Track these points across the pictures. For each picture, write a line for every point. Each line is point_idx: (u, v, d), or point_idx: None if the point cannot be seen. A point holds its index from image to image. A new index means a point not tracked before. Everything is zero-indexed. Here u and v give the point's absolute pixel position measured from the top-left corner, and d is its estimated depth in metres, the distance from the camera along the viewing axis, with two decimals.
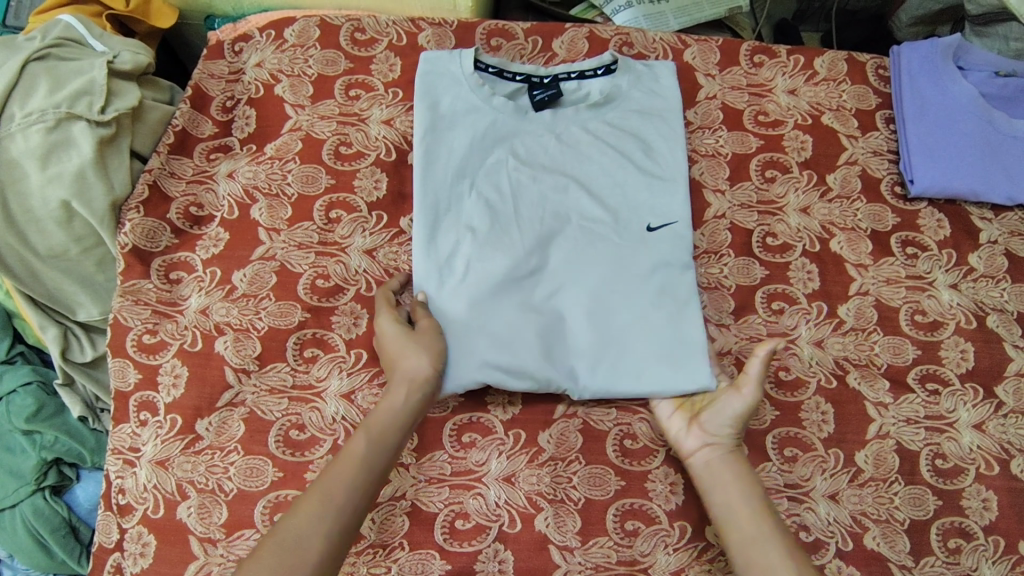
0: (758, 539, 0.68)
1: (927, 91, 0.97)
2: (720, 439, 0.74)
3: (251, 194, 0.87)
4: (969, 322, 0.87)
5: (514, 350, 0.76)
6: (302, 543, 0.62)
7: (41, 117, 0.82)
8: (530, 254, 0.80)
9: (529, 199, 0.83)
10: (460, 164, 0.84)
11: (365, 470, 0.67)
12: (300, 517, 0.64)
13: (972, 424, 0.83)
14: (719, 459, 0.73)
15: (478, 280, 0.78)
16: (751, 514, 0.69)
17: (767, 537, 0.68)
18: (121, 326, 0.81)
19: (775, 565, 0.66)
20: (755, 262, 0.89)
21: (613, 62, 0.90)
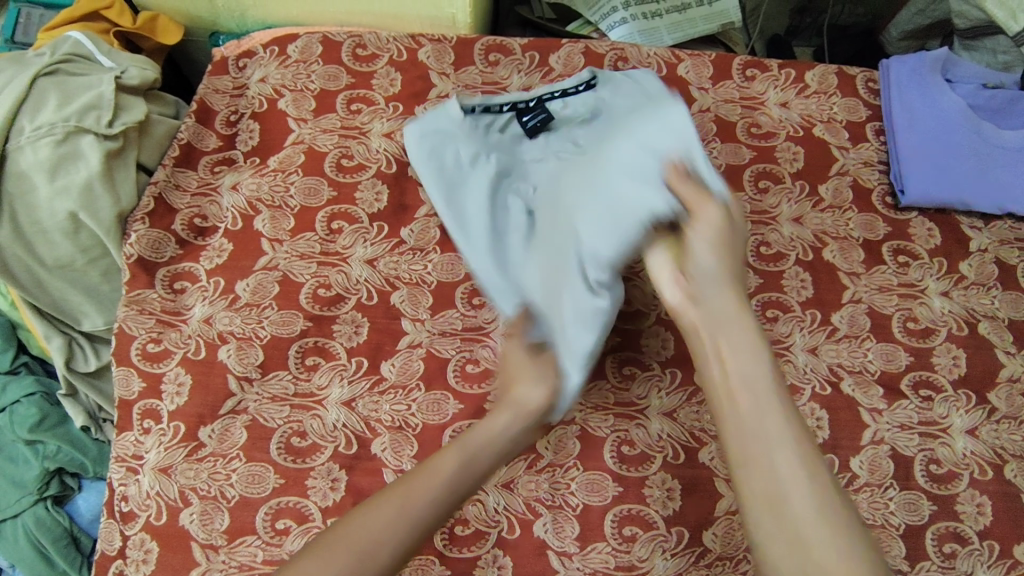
0: (764, 414, 0.58)
1: (917, 104, 1.00)
2: (703, 283, 0.64)
3: (254, 206, 0.88)
4: (961, 329, 0.89)
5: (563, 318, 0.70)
6: (372, 543, 0.58)
7: (50, 130, 0.84)
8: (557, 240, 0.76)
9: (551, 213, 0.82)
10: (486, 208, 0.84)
11: (452, 492, 0.63)
12: (374, 521, 0.59)
13: (965, 429, 0.84)
14: (706, 311, 0.63)
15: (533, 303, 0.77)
16: (750, 386, 0.59)
17: (772, 408, 0.58)
18: (125, 335, 0.83)
19: (782, 461, 0.56)
20: (749, 271, 0.91)
21: (592, 79, 0.93)
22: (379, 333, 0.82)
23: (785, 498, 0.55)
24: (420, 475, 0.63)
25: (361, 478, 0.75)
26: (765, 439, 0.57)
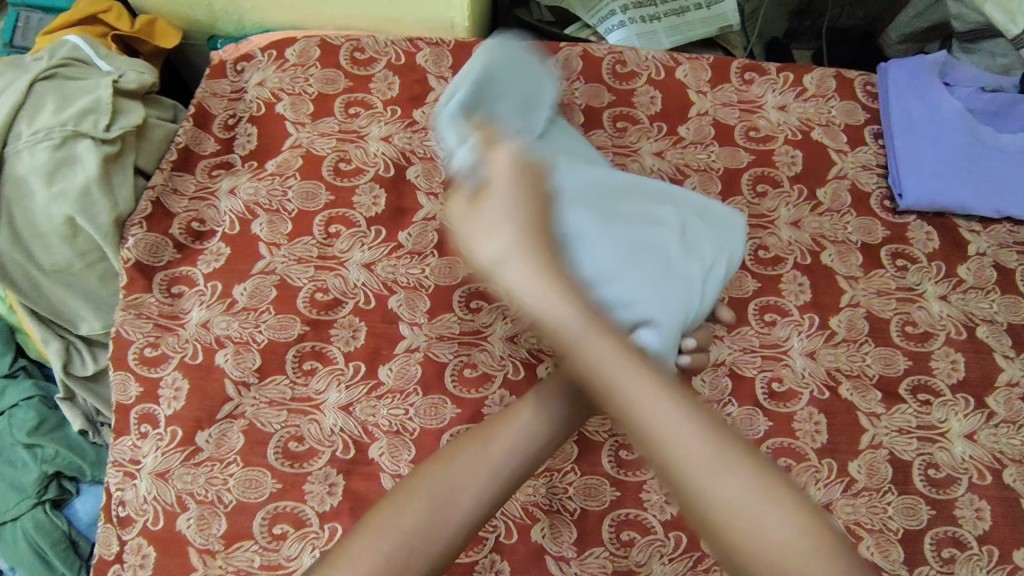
0: (621, 383, 0.49)
1: (915, 107, 1.00)
2: (510, 268, 0.55)
3: (252, 210, 0.88)
4: (959, 333, 0.89)
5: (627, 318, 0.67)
6: (458, 494, 0.57)
7: (48, 135, 0.84)
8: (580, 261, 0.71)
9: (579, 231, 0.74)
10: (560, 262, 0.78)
11: (534, 435, 0.62)
12: (462, 464, 0.58)
13: (964, 434, 0.84)
14: (523, 290, 0.54)
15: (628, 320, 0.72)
16: (597, 357, 0.51)
17: (628, 372, 0.50)
18: (122, 340, 0.83)
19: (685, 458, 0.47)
20: (747, 275, 0.91)
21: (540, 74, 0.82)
22: (377, 338, 0.82)
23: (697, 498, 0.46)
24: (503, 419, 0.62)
25: (358, 483, 0.75)
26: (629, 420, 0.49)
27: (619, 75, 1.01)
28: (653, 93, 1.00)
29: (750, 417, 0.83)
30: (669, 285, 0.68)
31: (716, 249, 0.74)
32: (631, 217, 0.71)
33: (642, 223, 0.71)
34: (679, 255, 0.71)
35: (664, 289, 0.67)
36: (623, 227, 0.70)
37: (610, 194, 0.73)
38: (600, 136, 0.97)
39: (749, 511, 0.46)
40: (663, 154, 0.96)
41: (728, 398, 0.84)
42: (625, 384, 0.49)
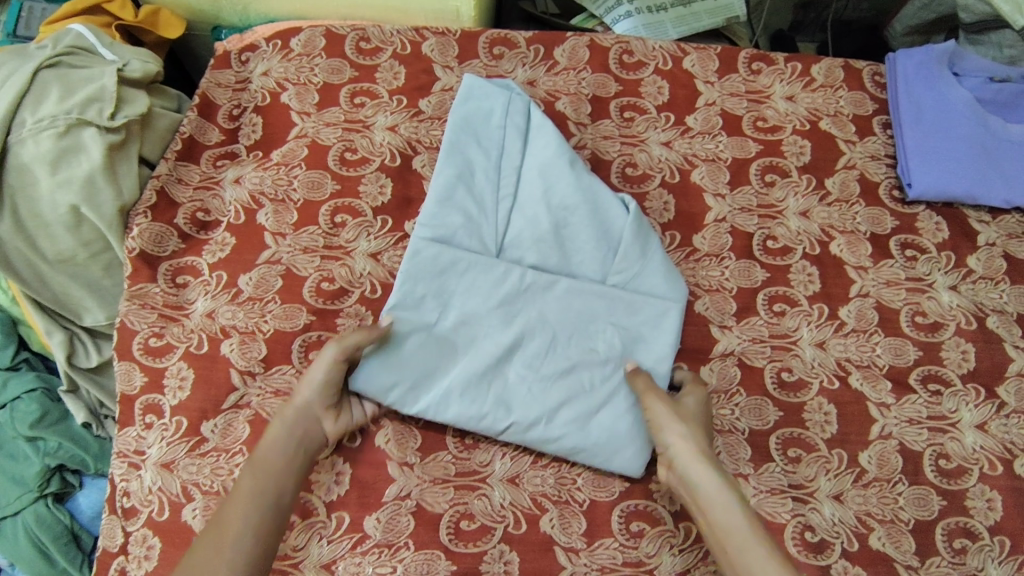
0: (720, 514, 0.67)
1: (924, 97, 0.99)
2: (675, 454, 0.72)
3: (258, 200, 0.88)
4: (969, 323, 0.89)
5: (579, 397, 0.78)
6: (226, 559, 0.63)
7: (52, 123, 0.82)
8: (537, 337, 0.79)
9: (549, 305, 0.80)
10: (568, 307, 0.80)
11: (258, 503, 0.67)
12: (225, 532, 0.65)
13: (974, 424, 0.84)
14: (685, 465, 0.71)
15: (604, 390, 0.78)
16: (725, 514, 0.67)
17: (749, 540, 0.65)
18: (127, 330, 0.82)
19: None
20: (755, 265, 0.90)
21: (528, 115, 0.88)
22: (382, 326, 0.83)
23: None
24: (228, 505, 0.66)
25: (365, 471, 0.77)
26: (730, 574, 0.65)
27: (626, 65, 1.00)
28: (661, 82, 0.99)
29: (759, 407, 0.83)
30: (601, 392, 0.78)
31: (653, 334, 0.81)
32: (569, 323, 0.80)
33: (579, 329, 0.80)
34: (616, 352, 0.80)
35: (593, 395, 0.78)
36: (569, 316, 0.80)
37: (552, 300, 0.80)
38: (608, 126, 0.96)
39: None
40: (671, 144, 0.95)
41: (736, 387, 0.83)
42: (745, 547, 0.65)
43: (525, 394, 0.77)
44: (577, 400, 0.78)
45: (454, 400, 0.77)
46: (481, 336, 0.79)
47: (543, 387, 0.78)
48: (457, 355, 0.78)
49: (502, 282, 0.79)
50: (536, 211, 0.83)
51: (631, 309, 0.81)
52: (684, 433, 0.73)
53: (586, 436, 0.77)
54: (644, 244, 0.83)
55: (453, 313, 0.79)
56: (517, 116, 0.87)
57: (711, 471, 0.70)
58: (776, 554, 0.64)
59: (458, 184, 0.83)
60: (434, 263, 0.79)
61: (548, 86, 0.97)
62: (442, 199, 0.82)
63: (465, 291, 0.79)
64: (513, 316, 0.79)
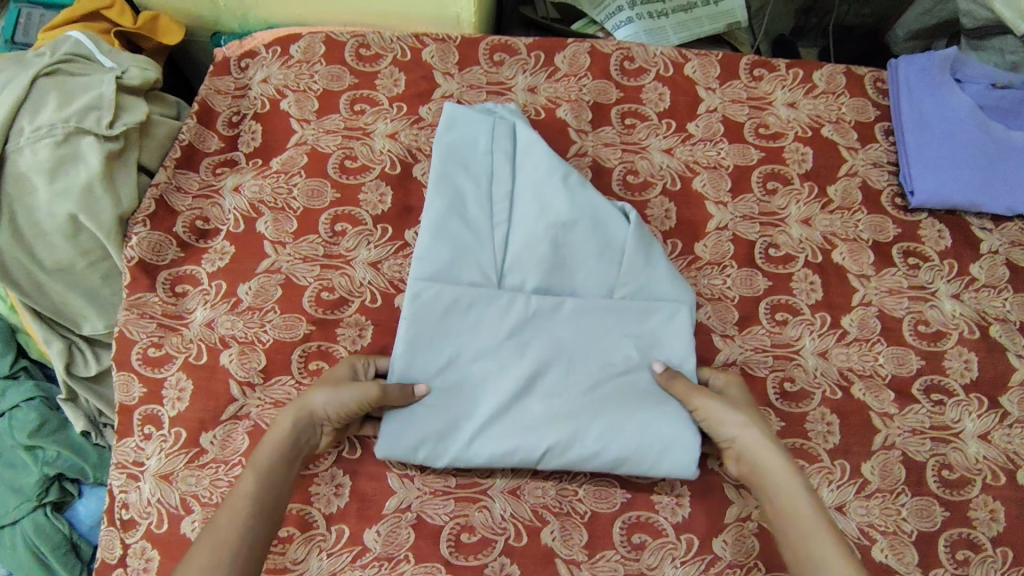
0: (788, 507, 0.68)
1: (926, 103, 0.98)
2: (743, 445, 0.73)
3: (257, 208, 0.87)
4: (972, 332, 0.89)
5: (607, 415, 0.77)
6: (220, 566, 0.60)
7: (50, 131, 0.81)
8: (552, 361, 0.78)
9: (560, 327, 0.80)
10: (578, 328, 0.80)
11: (259, 508, 0.65)
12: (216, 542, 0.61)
13: (977, 434, 0.84)
14: (754, 457, 0.72)
15: (630, 408, 0.77)
16: (790, 506, 0.68)
17: (814, 535, 0.65)
18: (126, 339, 0.81)
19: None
20: (757, 273, 0.90)
21: (511, 135, 0.88)
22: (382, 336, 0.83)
23: None
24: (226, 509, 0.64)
25: (364, 483, 0.76)
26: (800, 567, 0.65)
27: (627, 71, 0.99)
28: (662, 89, 0.98)
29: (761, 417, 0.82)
30: (628, 405, 0.77)
31: (668, 337, 0.81)
32: (581, 344, 0.79)
33: (594, 348, 0.79)
34: (634, 363, 0.79)
35: (623, 411, 0.77)
36: (582, 337, 0.80)
37: (561, 323, 0.80)
38: (609, 134, 0.95)
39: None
40: (672, 152, 0.95)
41: None
42: (811, 542, 0.65)
43: (553, 421, 0.76)
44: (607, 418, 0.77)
45: (482, 437, 0.76)
46: (496, 369, 0.78)
47: (568, 411, 0.77)
48: (474, 392, 0.78)
49: (509, 310, 0.79)
50: (535, 231, 0.82)
51: (642, 316, 0.81)
52: (742, 427, 0.73)
53: (622, 455, 0.76)
54: (647, 249, 0.83)
55: (465, 350, 0.79)
56: (503, 141, 0.87)
57: (776, 462, 0.70)
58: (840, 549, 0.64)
59: (454, 221, 0.83)
60: (435, 303, 0.79)
61: (548, 93, 0.97)
62: (437, 234, 0.81)
63: (473, 326, 0.79)
64: (525, 345, 0.79)
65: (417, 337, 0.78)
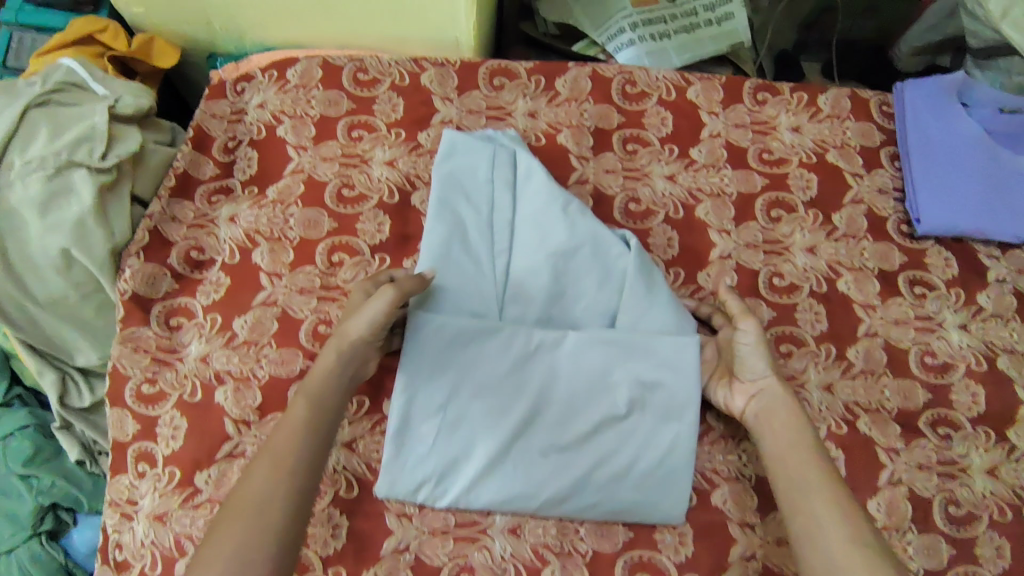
0: (785, 447, 0.71)
1: (933, 129, 0.97)
2: (759, 394, 0.76)
3: (253, 238, 0.85)
4: (979, 364, 0.87)
5: (606, 455, 0.77)
6: (276, 488, 0.64)
7: (41, 164, 0.80)
8: (554, 400, 0.78)
9: (562, 364, 0.78)
10: (581, 365, 0.78)
11: (310, 433, 0.69)
12: (269, 469, 0.65)
13: (984, 469, 0.82)
14: (764, 403, 0.75)
15: (630, 448, 0.77)
16: (784, 446, 0.71)
17: (809, 474, 0.68)
18: (119, 375, 0.80)
19: (822, 511, 0.65)
20: (762, 303, 0.88)
21: (512, 162, 0.86)
22: (380, 371, 0.82)
23: (821, 541, 0.64)
24: (279, 434, 0.68)
25: (362, 523, 0.75)
26: (805, 487, 0.67)
27: (629, 96, 0.98)
28: (664, 114, 0.97)
29: None
30: (628, 445, 0.77)
31: (675, 374, 0.78)
32: (583, 381, 0.78)
33: (595, 386, 0.78)
34: (637, 401, 0.78)
35: (625, 449, 0.77)
36: (585, 374, 0.78)
37: (563, 360, 0.78)
38: (611, 160, 0.94)
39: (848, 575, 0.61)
40: (675, 179, 0.93)
41: (743, 433, 0.82)
42: (803, 476, 0.68)
43: (553, 461, 0.76)
44: (609, 458, 0.77)
45: (482, 477, 0.75)
46: (498, 406, 0.77)
47: (568, 451, 0.77)
48: (474, 428, 0.76)
49: (510, 345, 0.78)
50: (536, 265, 0.81)
51: (646, 353, 0.79)
52: (774, 371, 0.76)
53: (623, 495, 0.76)
54: (649, 279, 0.81)
55: (465, 386, 0.77)
56: (504, 170, 0.86)
57: (792, 404, 0.74)
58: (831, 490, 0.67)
59: (454, 252, 0.81)
60: (436, 338, 0.77)
61: (549, 118, 0.95)
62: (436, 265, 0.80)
63: (474, 362, 0.77)
64: (525, 382, 0.78)
65: (418, 372, 0.76)
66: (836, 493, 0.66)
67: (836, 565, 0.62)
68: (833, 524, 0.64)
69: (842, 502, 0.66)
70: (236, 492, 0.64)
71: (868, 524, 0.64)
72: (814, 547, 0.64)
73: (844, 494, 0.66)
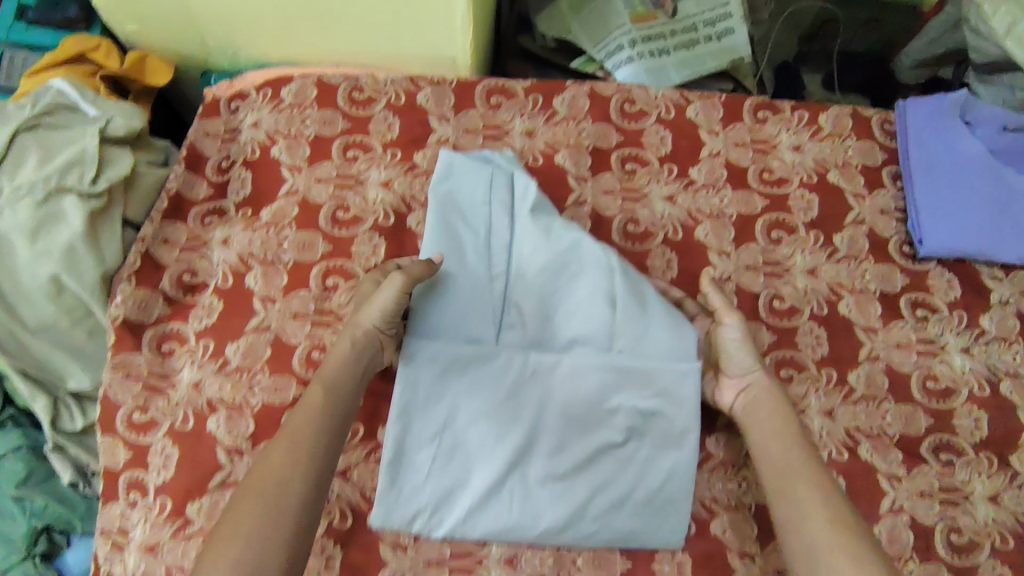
0: (771, 439, 0.72)
1: (935, 148, 0.96)
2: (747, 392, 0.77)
3: (246, 261, 0.84)
4: (982, 389, 0.86)
5: (604, 483, 0.76)
6: (299, 470, 0.64)
7: (30, 191, 0.79)
8: (551, 427, 0.76)
9: (559, 389, 0.77)
10: (579, 391, 0.77)
11: (329, 416, 0.68)
12: (290, 452, 0.64)
13: (987, 496, 0.81)
14: (752, 399, 0.76)
15: (628, 475, 0.76)
16: (769, 437, 0.72)
17: (793, 462, 0.69)
18: (110, 402, 0.79)
19: (805, 496, 0.66)
20: (762, 327, 0.87)
21: (511, 184, 0.85)
22: (375, 398, 0.81)
23: (803, 524, 0.64)
24: (298, 417, 0.67)
25: (356, 553, 0.75)
26: (788, 473, 0.68)
27: (628, 114, 0.96)
28: (663, 132, 0.96)
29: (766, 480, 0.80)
30: (626, 472, 0.76)
31: (673, 401, 0.77)
32: (580, 407, 0.77)
33: (593, 412, 0.77)
34: (635, 428, 0.77)
35: (624, 477, 0.76)
36: (582, 399, 0.77)
37: (559, 386, 0.77)
38: (609, 181, 0.93)
39: (827, 555, 0.61)
40: (674, 199, 0.92)
41: (743, 460, 0.81)
42: (787, 463, 0.69)
43: (551, 490, 0.75)
44: (607, 486, 0.76)
45: (478, 507, 0.74)
46: (494, 434, 0.75)
47: (566, 479, 0.76)
48: (470, 457, 0.75)
49: (506, 372, 0.77)
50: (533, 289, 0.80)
51: (644, 380, 0.77)
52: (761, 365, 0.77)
53: (621, 524, 0.75)
54: (644, 302, 0.80)
55: (461, 414, 0.76)
56: (502, 192, 0.85)
57: (779, 399, 0.75)
58: (815, 479, 0.67)
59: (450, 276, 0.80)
60: (431, 366, 0.76)
61: (547, 137, 0.94)
62: (429, 290, 0.79)
63: (469, 389, 0.76)
64: (521, 409, 0.76)
65: (412, 401, 0.75)
66: (820, 478, 0.67)
67: (818, 544, 0.62)
68: (815, 507, 0.65)
69: (824, 488, 0.66)
70: (253, 475, 0.63)
71: (850, 507, 0.65)
72: (797, 530, 0.64)
73: (827, 481, 0.67)
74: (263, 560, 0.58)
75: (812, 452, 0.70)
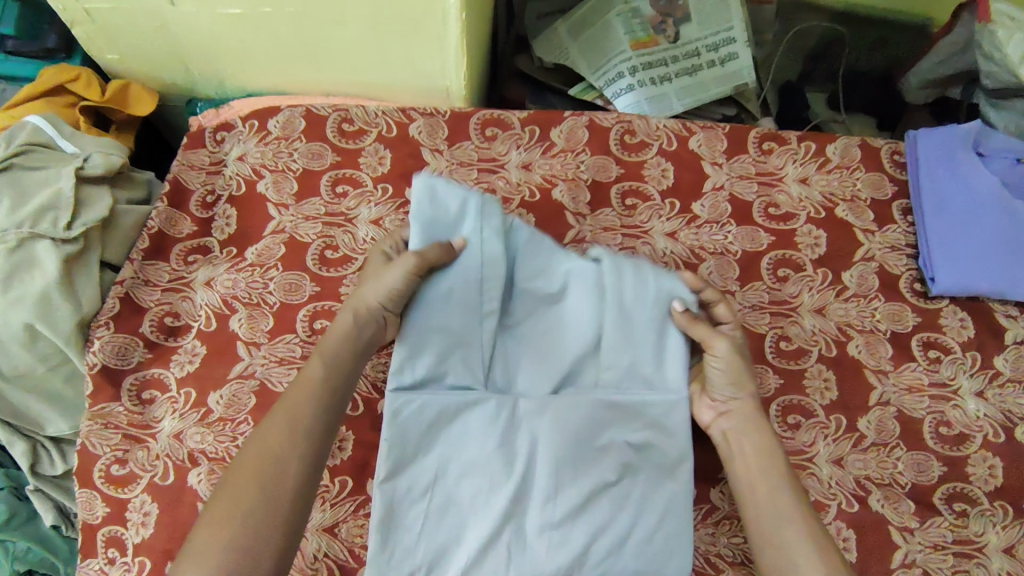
0: (755, 475, 0.69)
1: (947, 182, 0.92)
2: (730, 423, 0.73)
3: (230, 304, 0.81)
4: (997, 436, 0.83)
5: (605, 526, 0.70)
6: (292, 446, 0.63)
7: (2, 238, 0.76)
8: (546, 472, 0.70)
9: (554, 431, 0.71)
10: (572, 430, 0.72)
11: (326, 393, 0.67)
12: (286, 426, 0.64)
13: (1002, 548, 0.78)
14: (734, 428, 0.72)
15: (626, 515, 0.71)
16: (753, 472, 0.69)
17: (779, 501, 0.66)
18: (88, 454, 0.76)
19: (795, 541, 0.64)
20: (768, 370, 0.83)
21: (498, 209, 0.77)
22: (365, 449, 0.77)
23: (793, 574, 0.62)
24: (296, 391, 0.67)
25: None
26: (774, 512, 0.66)
27: (628, 146, 0.93)
28: (665, 165, 0.92)
29: None
30: (625, 513, 0.71)
31: (665, 434, 0.74)
32: (574, 448, 0.71)
33: (589, 453, 0.72)
34: (629, 466, 0.73)
35: (622, 517, 0.71)
36: (577, 438, 0.72)
37: (554, 429, 0.71)
38: (609, 216, 0.89)
39: None
40: (676, 235, 0.89)
41: None
42: (774, 503, 0.66)
43: (549, 538, 0.70)
44: (607, 528, 0.70)
45: (474, 564, 0.69)
46: (486, 485, 0.70)
47: (565, 525, 0.70)
48: (462, 510, 0.71)
49: (497, 418, 0.72)
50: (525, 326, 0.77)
51: (629, 414, 0.74)
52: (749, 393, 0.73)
53: (623, 568, 0.70)
54: (630, 330, 0.75)
55: (452, 467, 0.71)
56: (490, 219, 0.76)
57: (763, 429, 0.72)
58: (803, 522, 0.65)
59: (437, 318, 0.74)
60: (416, 420, 0.71)
61: (544, 170, 0.91)
62: (410, 333, 0.72)
63: (460, 439, 0.72)
64: (514, 456, 0.71)
65: (400, 458, 0.70)
66: (808, 520, 0.65)
67: None
68: (805, 556, 0.63)
69: (815, 533, 0.64)
70: (254, 441, 0.64)
71: (837, 550, 0.64)
72: None
73: (815, 524, 0.65)
74: (255, 535, 0.59)
75: (797, 487, 0.68)
